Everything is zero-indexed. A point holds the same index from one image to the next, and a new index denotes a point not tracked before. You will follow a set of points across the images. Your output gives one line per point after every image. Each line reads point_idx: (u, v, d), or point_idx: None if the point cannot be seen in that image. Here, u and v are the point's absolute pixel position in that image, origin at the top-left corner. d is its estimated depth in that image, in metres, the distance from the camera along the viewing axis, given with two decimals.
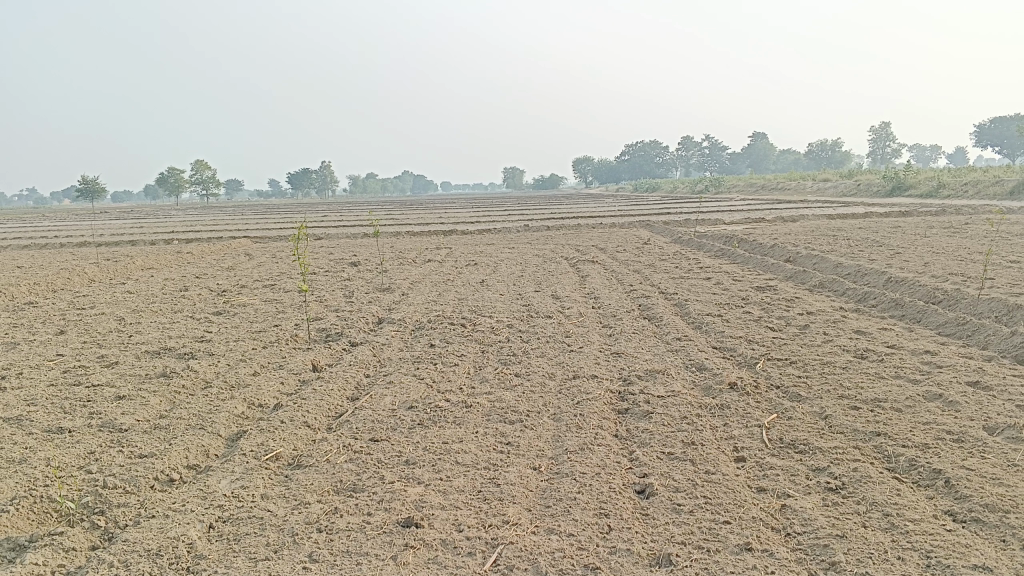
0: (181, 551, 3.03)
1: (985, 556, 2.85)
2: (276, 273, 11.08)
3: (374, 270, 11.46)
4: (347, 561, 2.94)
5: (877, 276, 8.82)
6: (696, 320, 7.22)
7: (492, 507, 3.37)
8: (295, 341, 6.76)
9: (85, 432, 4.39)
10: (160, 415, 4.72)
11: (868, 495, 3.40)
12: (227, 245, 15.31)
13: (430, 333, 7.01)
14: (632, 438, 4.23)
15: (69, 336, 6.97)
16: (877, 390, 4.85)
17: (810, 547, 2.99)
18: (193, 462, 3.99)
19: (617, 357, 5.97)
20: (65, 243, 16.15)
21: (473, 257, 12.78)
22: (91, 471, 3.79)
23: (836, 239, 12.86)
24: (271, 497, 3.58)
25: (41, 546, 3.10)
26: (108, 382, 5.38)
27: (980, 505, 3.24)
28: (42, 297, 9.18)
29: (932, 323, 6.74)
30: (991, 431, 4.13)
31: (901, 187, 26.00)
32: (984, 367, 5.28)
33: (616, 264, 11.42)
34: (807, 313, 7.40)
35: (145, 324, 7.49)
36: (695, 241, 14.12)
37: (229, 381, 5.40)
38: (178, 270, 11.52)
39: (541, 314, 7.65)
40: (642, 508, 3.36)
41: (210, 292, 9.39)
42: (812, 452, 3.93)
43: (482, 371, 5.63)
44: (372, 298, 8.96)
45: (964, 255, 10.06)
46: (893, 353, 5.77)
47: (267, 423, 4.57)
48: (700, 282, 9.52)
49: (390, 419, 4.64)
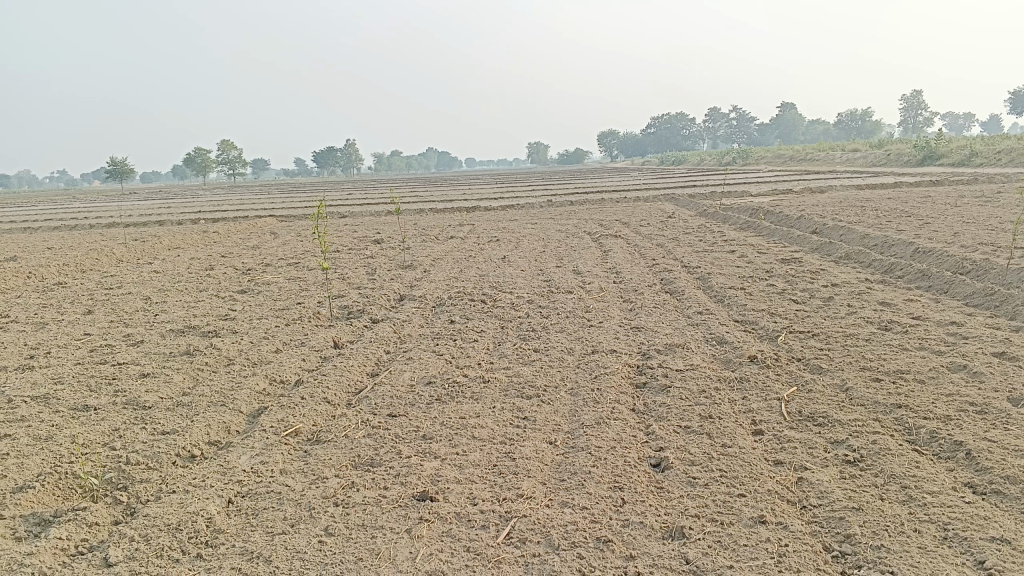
0: (200, 525, 3.08)
1: (1003, 528, 2.81)
2: (300, 251, 11.13)
3: (396, 247, 11.49)
4: (362, 534, 2.98)
5: (903, 247, 8.68)
6: (718, 293, 7.16)
7: (507, 481, 3.39)
8: (318, 318, 6.82)
9: (109, 410, 4.46)
10: (183, 392, 4.79)
11: (886, 467, 3.36)
12: (252, 224, 15.42)
13: (451, 309, 7.02)
14: (649, 412, 4.21)
15: (96, 316, 7.07)
16: (900, 362, 4.79)
17: (826, 520, 2.97)
18: (214, 438, 4.04)
19: (637, 331, 5.95)
20: (94, 225, 16.30)
21: (496, 233, 12.75)
22: (115, 448, 3.86)
23: (864, 209, 12.66)
24: (289, 472, 3.62)
25: (65, 521, 3.17)
26: (134, 360, 5.47)
27: (1001, 477, 3.19)
28: (72, 277, 9.32)
29: (960, 294, 6.63)
30: (1015, 402, 4.06)
31: (933, 157, 25.51)
32: (1011, 337, 5.18)
33: (639, 239, 11.33)
34: (831, 285, 7.31)
35: (170, 303, 7.58)
36: (720, 214, 13.96)
37: (252, 359, 5.46)
38: (203, 249, 11.61)
39: (562, 289, 7.63)
40: (657, 481, 3.36)
41: (235, 271, 9.46)
42: (831, 425, 3.90)
43: (502, 346, 5.63)
44: (395, 276, 8.98)
45: (995, 225, 9.83)
46: (918, 324, 5.69)
47: (287, 399, 4.62)
48: (725, 255, 9.43)
49: (408, 395, 4.67)
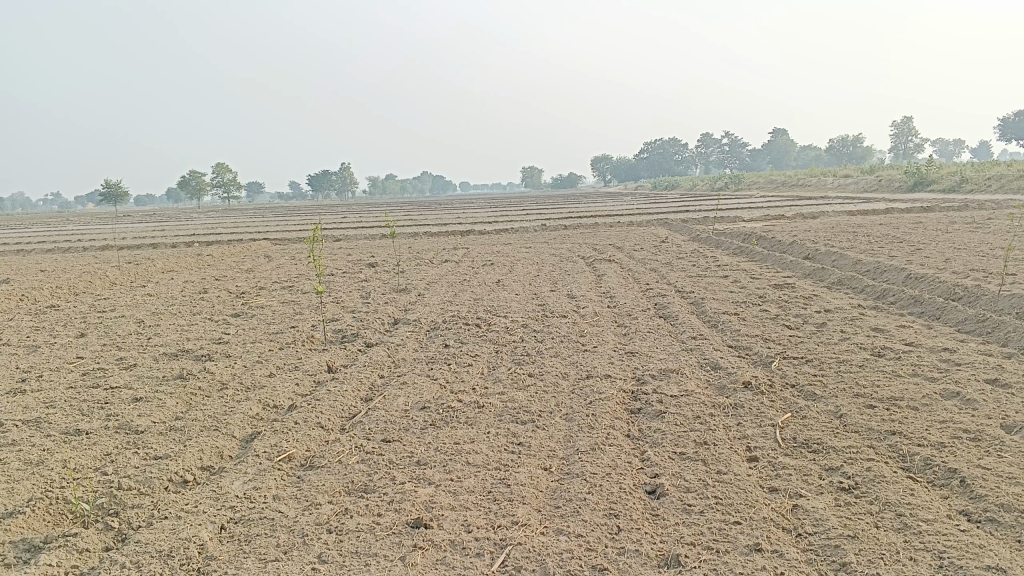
0: (192, 552, 3.06)
1: (998, 557, 2.81)
2: (294, 275, 11.13)
3: (390, 270, 11.50)
4: (355, 562, 2.96)
5: (895, 273, 8.72)
6: (712, 319, 7.18)
7: (501, 508, 3.37)
8: (311, 342, 6.80)
9: (101, 434, 4.44)
10: (175, 417, 4.76)
11: (882, 495, 3.36)
12: (246, 247, 15.42)
13: (445, 333, 7.03)
14: (643, 438, 4.21)
15: (88, 339, 7.05)
16: (894, 388, 4.80)
17: (821, 548, 2.96)
18: (206, 464, 4.02)
19: (631, 356, 5.95)
20: (88, 247, 16.27)
21: (490, 257, 12.79)
22: (107, 473, 3.84)
23: (856, 235, 12.74)
24: (282, 498, 3.60)
25: (56, 547, 3.14)
26: (127, 384, 5.45)
27: (996, 505, 3.19)
28: (65, 300, 9.30)
29: (952, 320, 6.66)
30: (1008, 429, 4.07)
31: (924, 183, 25.73)
32: (1003, 364, 5.20)
33: (633, 263, 11.37)
34: (824, 311, 7.34)
35: (163, 326, 7.57)
36: (714, 239, 14.02)
37: (245, 383, 5.43)
38: (197, 272, 11.60)
39: (556, 314, 7.65)
40: (652, 508, 3.35)
41: (229, 295, 9.45)
42: (825, 452, 3.90)
43: (496, 371, 5.63)
44: (389, 300, 8.98)
45: (986, 251, 9.89)
46: (911, 350, 5.71)
47: (280, 424, 4.60)
48: (718, 280, 9.46)
49: (403, 420, 4.65)
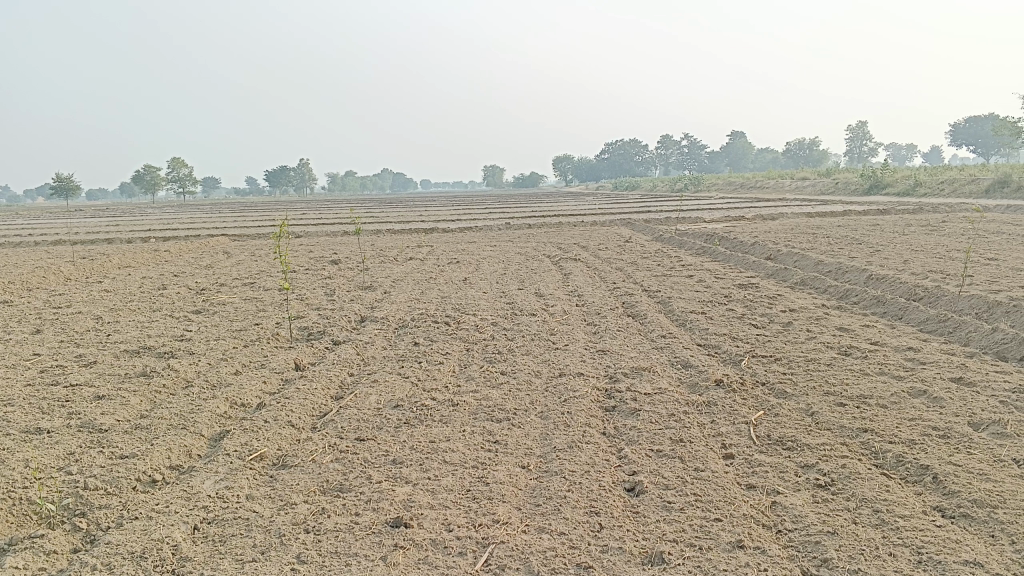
0: (166, 553, 2.98)
1: (974, 551, 2.86)
2: (255, 271, 10.94)
3: (354, 267, 11.39)
4: (335, 561, 2.90)
5: (856, 274, 8.87)
6: (680, 317, 7.23)
7: (481, 507, 3.34)
8: (277, 339, 6.69)
9: (64, 433, 4.31)
10: (141, 415, 4.65)
11: (858, 491, 3.40)
12: (204, 243, 15.15)
13: (414, 331, 6.95)
14: (619, 435, 4.21)
15: (45, 335, 6.85)
16: (862, 387, 4.87)
17: (802, 545, 2.98)
18: (175, 463, 3.92)
19: (602, 354, 5.96)
20: (40, 242, 15.84)
21: (455, 255, 12.73)
22: (72, 472, 3.72)
23: (815, 236, 12.97)
24: (256, 497, 3.52)
25: (21, 550, 3.03)
26: (87, 382, 5.30)
27: (969, 501, 3.25)
28: (18, 295, 9.03)
29: (914, 320, 6.79)
30: (976, 427, 4.15)
31: (878, 186, 26.26)
32: (967, 363, 5.31)
33: (599, 262, 11.42)
34: (789, 310, 7.44)
35: (123, 322, 7.38)
36: (676, 239, 14.14)
37: (211, 381, 5.32)
38: (155, 268, 11.34)
39: (525, 312, 7.64)
40: (632, 506, 3.34)
41: (189, 291, 9.26)
42: (800, 449, 3.94)
43: (467, 369, 5.59)
44: (355, 297, 8.88)
45: (943, 253, 10.12)
46: (877, 350, 5.80)
47: (250, 423, 4.51)
48: (683, 279, 9.53)
49: (375, 418, 4.59)
